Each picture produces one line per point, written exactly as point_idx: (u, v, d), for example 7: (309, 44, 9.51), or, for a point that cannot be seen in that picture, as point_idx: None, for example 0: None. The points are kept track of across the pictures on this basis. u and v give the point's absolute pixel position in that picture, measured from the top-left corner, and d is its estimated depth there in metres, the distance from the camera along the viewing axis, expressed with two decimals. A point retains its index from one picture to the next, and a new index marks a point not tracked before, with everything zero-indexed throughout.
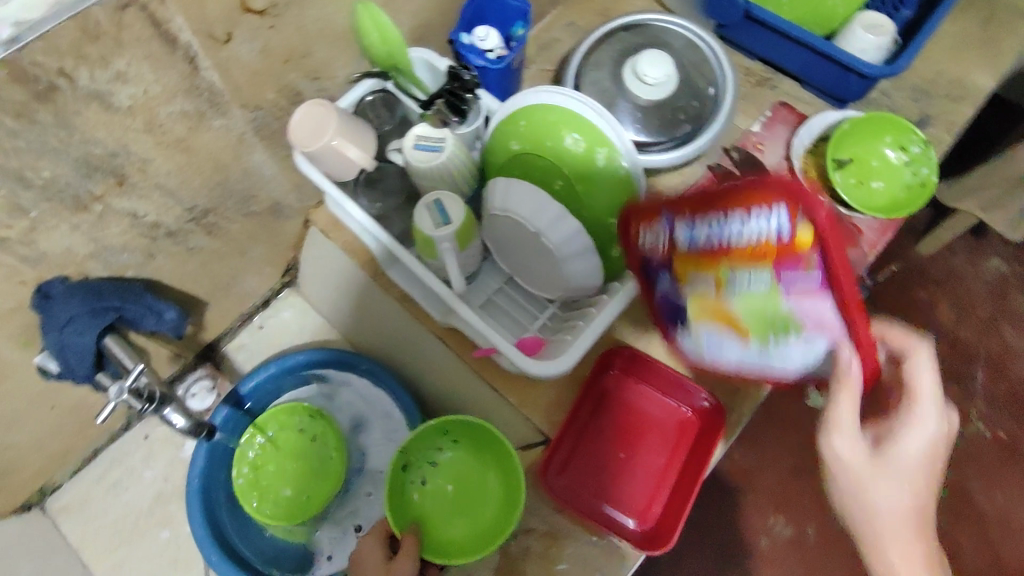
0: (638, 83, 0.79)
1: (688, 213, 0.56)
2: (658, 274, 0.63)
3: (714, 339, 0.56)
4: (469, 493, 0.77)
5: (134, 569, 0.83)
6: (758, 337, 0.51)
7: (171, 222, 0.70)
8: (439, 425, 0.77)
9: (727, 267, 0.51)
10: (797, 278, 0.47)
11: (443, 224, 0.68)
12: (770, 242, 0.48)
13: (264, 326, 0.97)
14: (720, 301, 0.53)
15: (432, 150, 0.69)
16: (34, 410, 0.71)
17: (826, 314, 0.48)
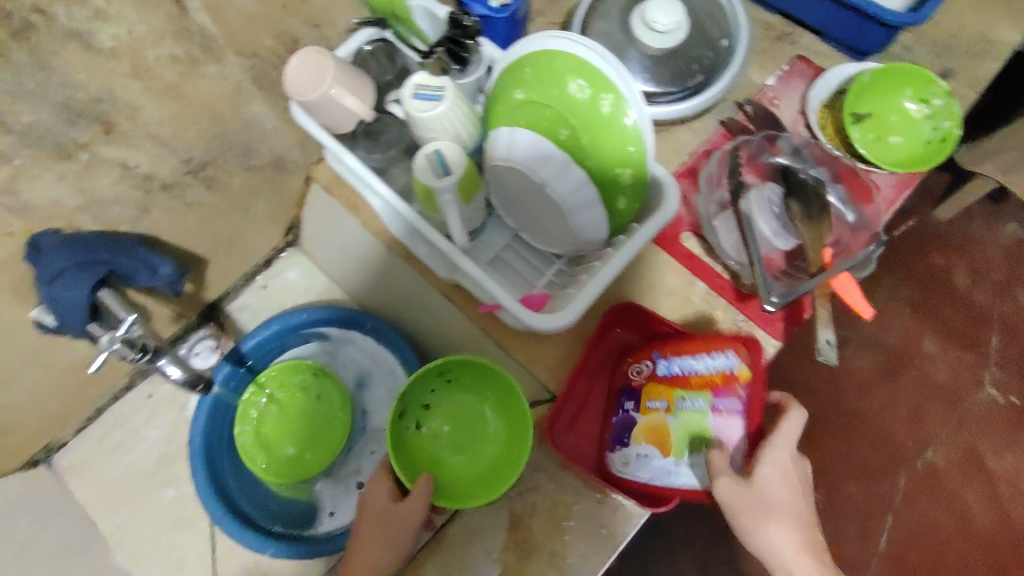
0: (647, 31, 0.75)
1: (664, 352, 0.66)
2: (624, 402, 0.68)
3: (642, 459, 0.63)
4: (468, 431, 0.75)
5: (139, 527, 0.84)
6: (677, 453, 0.60)
7: (165, 174, 0.68)
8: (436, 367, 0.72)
9: (678, 396, 0.61)
10: (724, 405, 0.58)
11: (445, 174, 0.66)
12: (721, 376, 0.58)
13: (267, 286, 0.96)
14: (664, 420, 0.62)
15: (433, 99, 0.67)
16: (34, 366, 0.72)
17: (733, 434, 0.58)
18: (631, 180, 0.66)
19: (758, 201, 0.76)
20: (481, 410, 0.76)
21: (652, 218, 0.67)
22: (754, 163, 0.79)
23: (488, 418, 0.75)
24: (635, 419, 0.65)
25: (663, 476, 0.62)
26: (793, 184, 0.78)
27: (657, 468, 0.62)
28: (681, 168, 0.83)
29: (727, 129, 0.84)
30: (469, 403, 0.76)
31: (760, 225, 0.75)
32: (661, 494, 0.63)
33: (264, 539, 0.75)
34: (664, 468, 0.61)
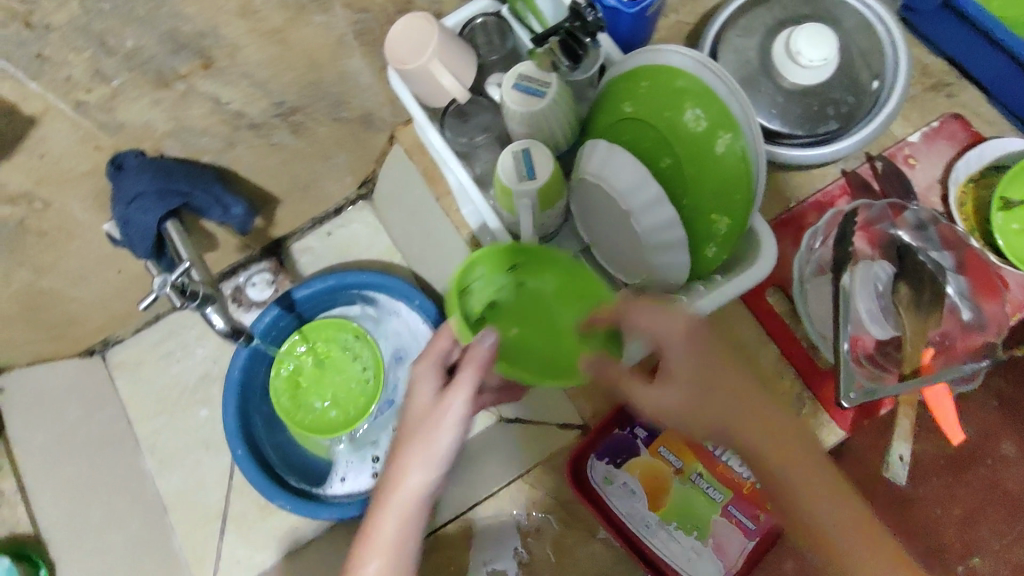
0: (789, 64, 0.67)
1: None
2: (636, 422, 0.66)
3: (628, 491, 0.65)
4: (537, 324, 0.57)
5: (171, 438, 0.88)
6: (666, 515, 0.64)
7: (255, 114, 0.67)
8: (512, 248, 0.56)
9: (697, 470, 0.65)
10: (736, 513, 0.63)
11: (527, 177, 0.62)
12: (751, 489, 0.63)
13: (332, 233, 0.95)
14: (670, 476, 0.65)
15: (534, 94, 0.63)
16: (101, 270, 0.75)
17: (730, 545, 0.63)
18: (726, 231, 0.60)
19: (862, 278, 0.67)
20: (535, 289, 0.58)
21: (739, 274, 0.61)
22: (869, 229, 0.69)
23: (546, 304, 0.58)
24: (639, 450, 0.66)
25: (635, 521, 0.65)
26: (908, 266, 0.69)
27: (634, 506, 0.65)
28: (784, 215, 0.75)
29: (848, 181, 0.75)
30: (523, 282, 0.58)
31: (858, 306, 0.66)
32: (618, 531, 0.65)
33: (278, 488, 0.76)
34: (643, 519, 0.65)
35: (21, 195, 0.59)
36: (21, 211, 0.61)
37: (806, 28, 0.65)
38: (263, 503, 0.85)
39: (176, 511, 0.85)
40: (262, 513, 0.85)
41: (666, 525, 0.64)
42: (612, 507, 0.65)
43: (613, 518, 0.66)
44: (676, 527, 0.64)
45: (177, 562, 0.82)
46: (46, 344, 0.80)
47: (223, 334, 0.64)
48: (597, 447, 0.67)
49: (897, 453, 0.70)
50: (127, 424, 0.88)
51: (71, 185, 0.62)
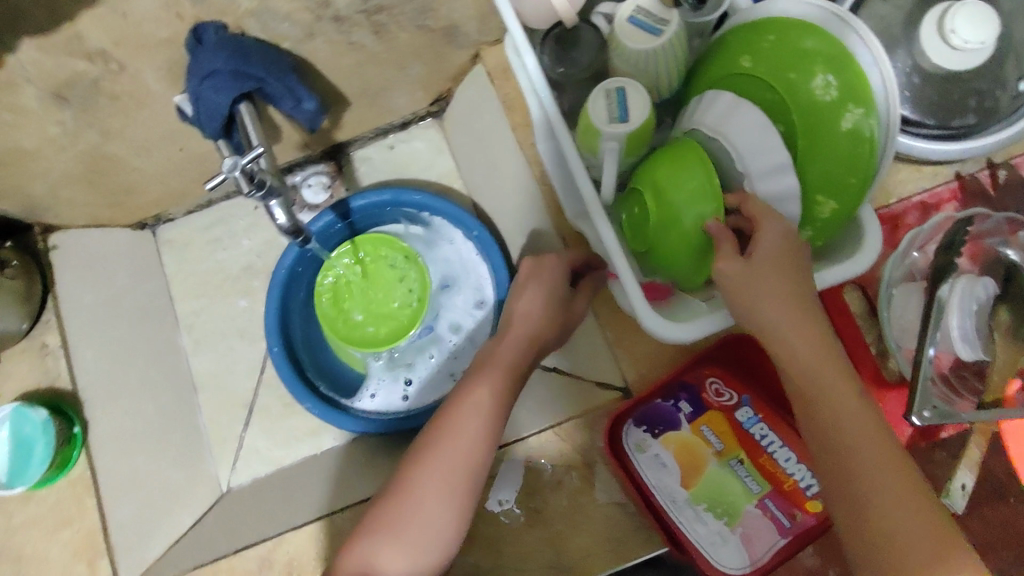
0: (940, 44, 0.60)
1: (760, 405, 0.63)
2: (679, 396, 0.64)
3: (660, 463, 0.63)
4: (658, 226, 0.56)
5: (208, 323, 0.89)
6: (697, 495, 0.62)
7: (341, 6, 0.63)
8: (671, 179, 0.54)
9: (738, 457, 0.62)
10: (772, 508, 0.60)
11: (619, 119, 0.58)
12: (792, 486, 0.60)
13: (395, 147, 0.92)
14: (707, 457, 0.62)
15: (649, 29, 0.57)
16: (164, 145, 0.74)
17: (758, 537, 0.60)
18: (828, 215, 0.54)
19: (963, 293, 0.60)
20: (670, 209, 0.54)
21: (837, 263, 0.55)
22: (977, 242, 0.63)
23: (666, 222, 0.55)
24: (679, 424, 0.64)
25: (663, 493, 0.62)
26: (1011, 291, 0.62)
27: (663, 479, 0.63)
28: (884, 211, 0.69)
29: (961, 184, 0.68)
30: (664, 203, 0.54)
31: (951, 321, 0.60)
32: (645, 497, 0.63)
33: (307, 391, 0.76)
34: (671, 495, 0.62)
35: (97, 52, 0.57)
36: (95, 69, 0.59)
37: (968, 6, 0.57)
38: (288, 402, 0.86)
39: (205, 393, 0.87)
40: (287, 410, 0.86)
41: (694, 505, 0.62)
42: (643, 475, 0.63)
43: (640, 487, 0.63)
44: (704, 509, 0.61)
45: (201, 439, 0.84)
46: (102, 210, 0.79)
47: (281, 230, 0.60)
48: (634, 413, 0.64)
49: (959, 481, 0.61)
50: (169, 300, 0.88)
51: (147, 51, 0.59)
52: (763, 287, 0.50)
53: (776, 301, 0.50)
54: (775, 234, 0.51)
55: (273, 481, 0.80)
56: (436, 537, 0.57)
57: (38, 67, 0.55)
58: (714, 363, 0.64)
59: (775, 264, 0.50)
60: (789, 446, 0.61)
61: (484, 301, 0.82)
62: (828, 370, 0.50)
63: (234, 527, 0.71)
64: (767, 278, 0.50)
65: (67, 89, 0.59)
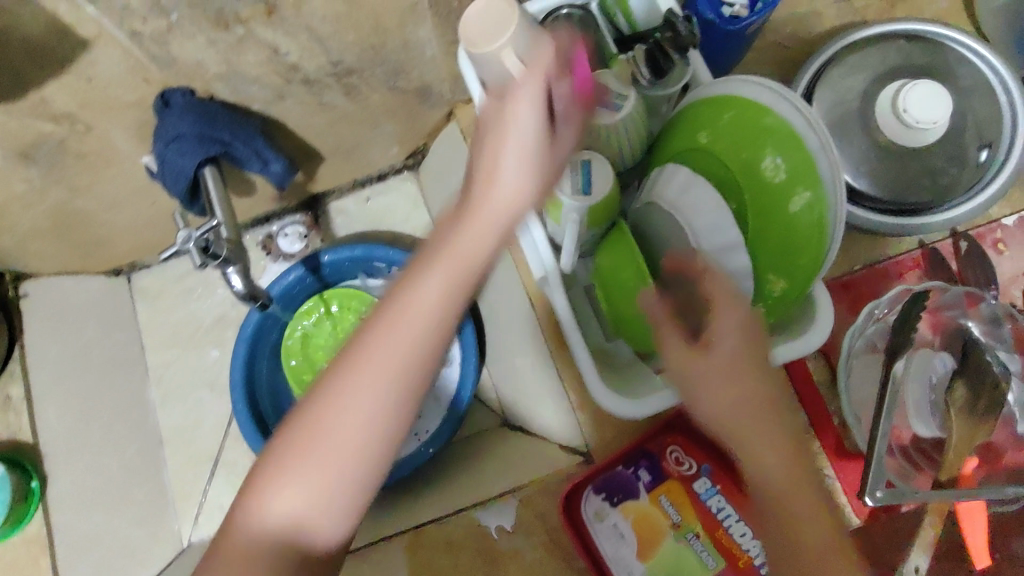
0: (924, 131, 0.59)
1: (717, 476, 0.63)
2: (640, 464, 0.64)
3: (617, 532, 0.62)
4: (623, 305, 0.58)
5: (178, 373, 0.88)
6: (652, 568, 0.61)
7: (311, 69, 0.64)
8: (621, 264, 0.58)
9: (695, 530, 0.62)
10: None
11: (581, 193, 0.58)
12: (747, 563, 0.60)
13: (371, 199, 0.92)
14: (665, 530, 0.62)
15: (609, 105, 0.58)
16: (136, 200, 0.75)
17: None
18: (779, 291, 0.55)
19: (917, 367, 0.62)
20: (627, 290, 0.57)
21: (786, 338, 0.56)
22: (936, 314, 0.64)
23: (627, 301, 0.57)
24: (638, 493, 0.63)
25: (619, 564, 0.62)
26: (970, 364, 0.62)
27: (620, 549, 0.62)
28: (842, 278, 0.69)
29: (923, 256, 0.68)
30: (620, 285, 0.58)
31: (907, 394, 0.62)
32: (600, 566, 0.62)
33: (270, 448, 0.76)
34: (627, 567, 0.61)
35: (64, 114, 0.58)
36: (63, 130, 0.60)
37: (907, 95, 0.59)
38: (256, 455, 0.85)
39: (172, 446, 0.86)
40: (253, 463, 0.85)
41: None
42: (599, 544, 0.62)
43: (595, 556, 0.63)
44: None
45: (164, 495, 0.83)
46: (74, 259, 0.80)
47: (238, 295, 0.61)
48: (595, 480, 0.64)
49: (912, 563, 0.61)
50: (139, 350, 0.88)
51: (116, 113, 0.61)
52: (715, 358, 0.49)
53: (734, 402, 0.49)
54: (733, 323, 0.49)
55: None
56: (363, 424, 0.41)
57: (4, 130, 0.57)
58: (674, 432, 0.64)
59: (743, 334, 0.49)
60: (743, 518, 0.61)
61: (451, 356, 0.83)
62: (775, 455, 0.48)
63: None
64: (726, 346, 0.49)
65: (34, 149, 0.61)
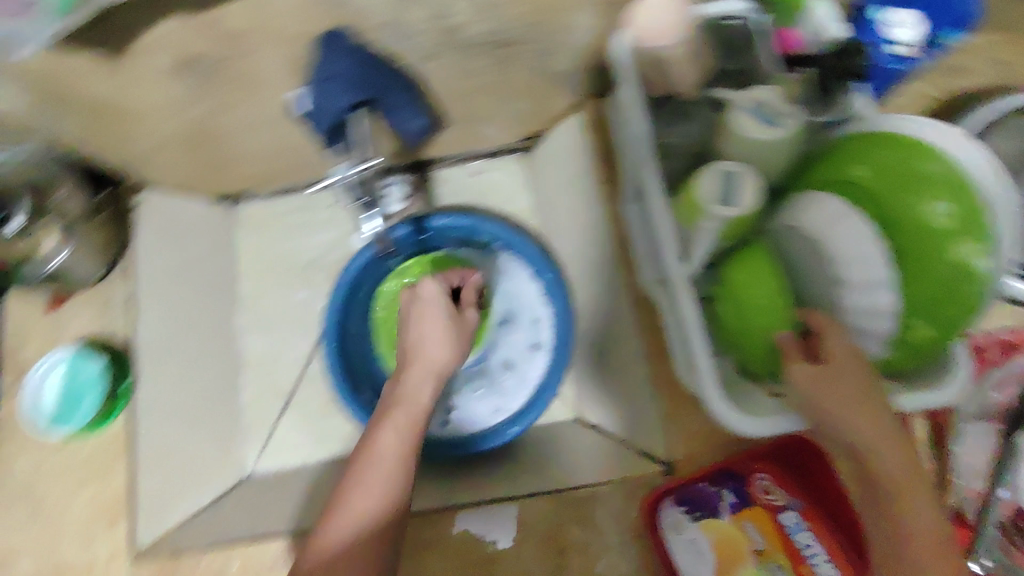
0: None
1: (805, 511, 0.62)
2: (726, 484, 0.63)
3: (694, 546, 0.62)
4: (750, 320, 0.57)
5: (265, 307, 0.89)
6: None
7: (472, 34, 0.65)
8: (756, 276, 0.58)
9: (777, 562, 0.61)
10: None
11: (726, 202, 0.57)
12: None
13: (478, 173, 0.93)
14: (747, 555, 0.61)
15: (768, 121, 0.58)
16: (266, 130, 0.76)
17: None
18: (923, 340, 0.53)
19: None
20: (762, 304, 0.57)
21: (921, 390, 0.54)
22: None
23: (758, 317, 0.57)
24: (721, 512, 0.63)
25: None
26: None
27: (697, 565, 0.62)
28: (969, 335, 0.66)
29: None
30: (748, 300, 0.57)
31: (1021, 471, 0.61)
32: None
33: (352, 396, 0.76)
34: None
35: (233, 34, 0.59)
36: (224, 50, 0.61)
37: None
38: (329, 401, 0.85)
39: (249, 374, 0.86)
40: (324, 409, 0.85)
41: None
42: (675, 557, 0.62)
43: (669, 566, 0.63)
44: None
45: (237, 421, 0.84)
46: (193, 178, 0.82)
47: None
48: (677, 492, 0.64)
49: None
50: (234, 277, 0.89)
51: (276, 41, 0.61)
52: (836, 372, 0.51)
53: (858, 414, 0.50)
54: (842, 337, 0.53)
55: (298, 476, 0.79)
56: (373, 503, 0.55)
57: (175, 39, 0.58)
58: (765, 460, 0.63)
59: (851, 350, 0.52)
60: (832, 560, 0.60)
61: (540, 337, 0.82)
62: (885, 454, 0.50)
63: (248, 517, 0.70)
64: (841, 361, 0.52)
65: (193, 62, 0.62)
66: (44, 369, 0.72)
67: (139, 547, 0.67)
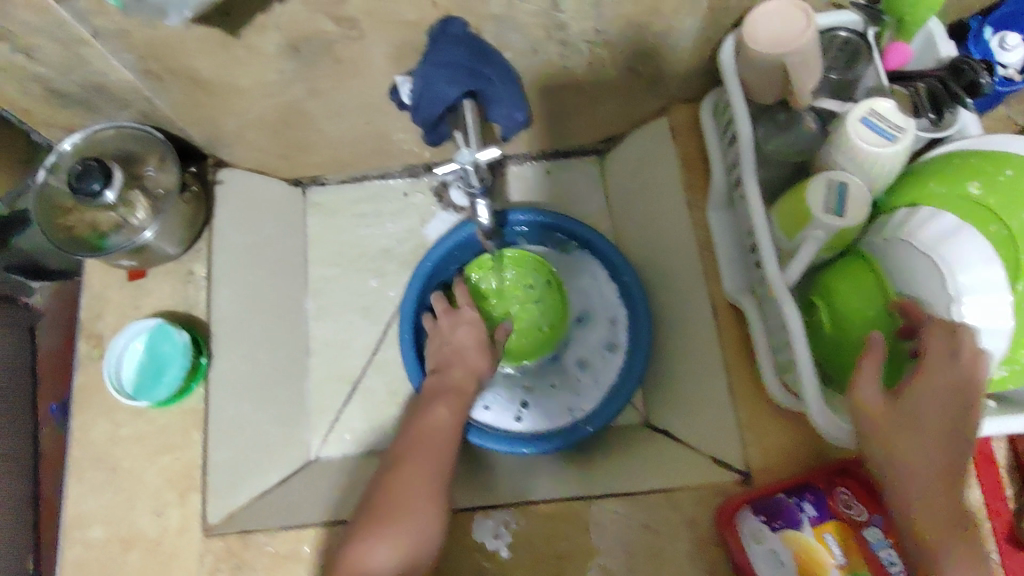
0: None
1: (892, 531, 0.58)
2: (805, 496, 0.61)
3: (775, 556, 0.60)
4: (852, 329, 0.59)
5: (333, 295, 0.89)
6: None
7: (576, 32, 0.65)
8: (858, 283, 0.59)
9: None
10: None
11: (834, 212, 0.57)
12: None
13: (552, 173, 0.93)
14: (829, 569, 0.58)
15: (882, 135, 0.57)
16: (354, 116, 0.76)
17: None
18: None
19: None
20: (865, 312, 0.58)
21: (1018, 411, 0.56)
22: None
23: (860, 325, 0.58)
24: (801, 523, 0.60)
25: None
26: None
27: None
28: None
29: None
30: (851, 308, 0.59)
31: None
32: None
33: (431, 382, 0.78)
34: None
35: (347, 17, 0.59)
36: (337, 32, 0.61)
37: None
38: (395, 391, 0.85)
39: (317, 358, 0.87)
40: (390, 398, 0.85)
41: None
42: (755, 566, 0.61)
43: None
44: None
45: (303, 404, 0.84)
46: (272, 159, 0.83)
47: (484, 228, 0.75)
48: (755, 501, 0.63)
49: None
50: (304, 261, 0.89)
51: (388, 28, 0.61)
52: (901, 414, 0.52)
53: (914, 460, 0.51)
54: (931, 386, 0.51)
55: (364, 463, 0.79)
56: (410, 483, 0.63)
57: (291, 19, 0.58)
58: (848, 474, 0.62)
59: (934, 395, 0.51)
60: None
61: (616, 337, 0.82)
62: (935, 499, 0.51)
63: (319, 500, 0.70)
64: (916, 403, 0.52)
65: (303, 42, 0.61)
66: (128, 335, 0.72)
67: (209, 523, 0.66)
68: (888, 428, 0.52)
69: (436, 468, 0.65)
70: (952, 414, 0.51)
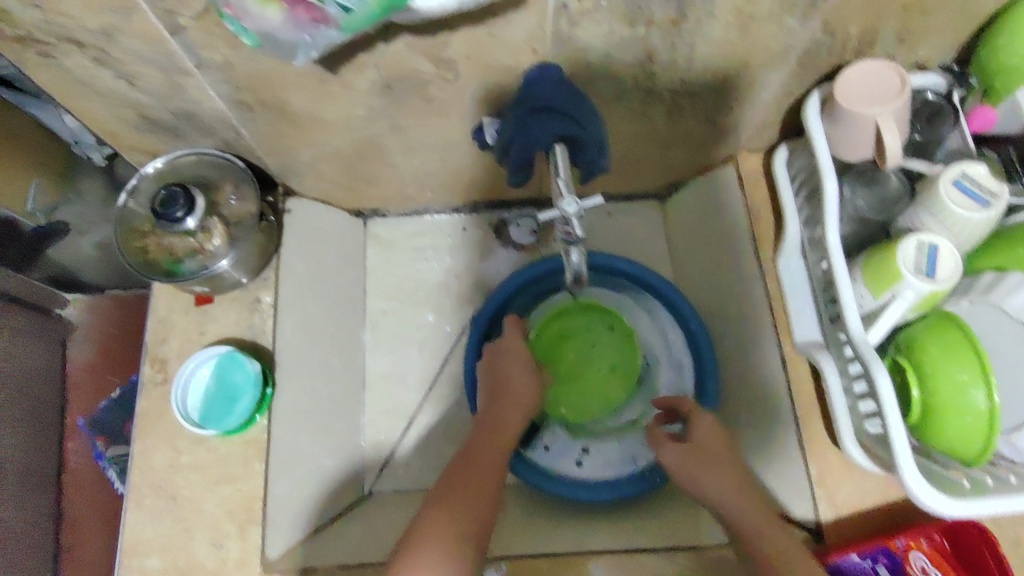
0: None
1: None
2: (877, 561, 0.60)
3: None
4: (946, 396, 0.55)
5: (389, 326, 0.89)
6: None
7: (662, 82, 0.66)
8: (950, 349, 0.56)
9: None
10: None
11: (924, 273, 0.57)
12: None
13: (613, 215, 0.95)
14: None
15: (974, 198, 0.58)
16: (429, 152, 0.77)
17: None
18: None
19: None
20: (959, 381, 0.54)
21: None
22: None
23: (953, 393, 0.54)
24: None
25: None
26: None
27: None
28: None
29: None
30: (945, 373, 0.55)
31: None
32: None
33: None
34: None
35: (447, 59, 0.59)
36: (434, 74, 0.62)
37: None
38: (449, 428, 0.85)
39: (372, 392, 0.87)
40: (445, 434, 0.85)
41: None
42: None
43: None
44: None
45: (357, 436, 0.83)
46: (338, 191, 0.84)
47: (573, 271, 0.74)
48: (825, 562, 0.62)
49: None
50: (362, 292, 0.90)
51: (483, 71, 0.62)
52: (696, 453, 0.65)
53: (716, 483, 0.62)
54: (705, 425, 0.67)
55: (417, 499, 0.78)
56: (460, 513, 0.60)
57: (392, 59, 0.58)
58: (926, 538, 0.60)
59: (718, 436, 0.66)
60: None
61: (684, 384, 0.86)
62: (740, 503, 0.61)
63: (379, 537, 0.68)
64: (699, 437, 0.66)
65: (397, 82, 0.62)
66: (197, 361, 0.72)
67: (269, 558, 0.64)
68: (690, 465, 0.64)
69: (484, 497, 0.62)
70: (721, 443, 0.66)
